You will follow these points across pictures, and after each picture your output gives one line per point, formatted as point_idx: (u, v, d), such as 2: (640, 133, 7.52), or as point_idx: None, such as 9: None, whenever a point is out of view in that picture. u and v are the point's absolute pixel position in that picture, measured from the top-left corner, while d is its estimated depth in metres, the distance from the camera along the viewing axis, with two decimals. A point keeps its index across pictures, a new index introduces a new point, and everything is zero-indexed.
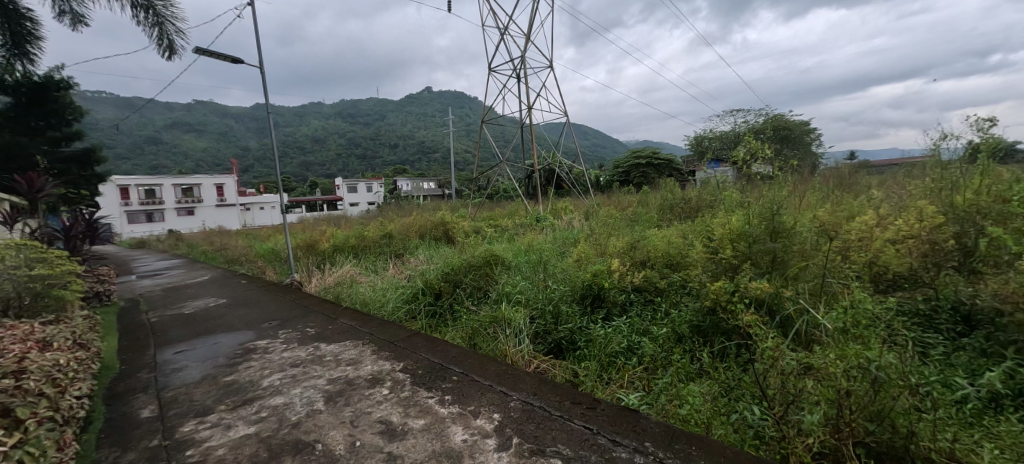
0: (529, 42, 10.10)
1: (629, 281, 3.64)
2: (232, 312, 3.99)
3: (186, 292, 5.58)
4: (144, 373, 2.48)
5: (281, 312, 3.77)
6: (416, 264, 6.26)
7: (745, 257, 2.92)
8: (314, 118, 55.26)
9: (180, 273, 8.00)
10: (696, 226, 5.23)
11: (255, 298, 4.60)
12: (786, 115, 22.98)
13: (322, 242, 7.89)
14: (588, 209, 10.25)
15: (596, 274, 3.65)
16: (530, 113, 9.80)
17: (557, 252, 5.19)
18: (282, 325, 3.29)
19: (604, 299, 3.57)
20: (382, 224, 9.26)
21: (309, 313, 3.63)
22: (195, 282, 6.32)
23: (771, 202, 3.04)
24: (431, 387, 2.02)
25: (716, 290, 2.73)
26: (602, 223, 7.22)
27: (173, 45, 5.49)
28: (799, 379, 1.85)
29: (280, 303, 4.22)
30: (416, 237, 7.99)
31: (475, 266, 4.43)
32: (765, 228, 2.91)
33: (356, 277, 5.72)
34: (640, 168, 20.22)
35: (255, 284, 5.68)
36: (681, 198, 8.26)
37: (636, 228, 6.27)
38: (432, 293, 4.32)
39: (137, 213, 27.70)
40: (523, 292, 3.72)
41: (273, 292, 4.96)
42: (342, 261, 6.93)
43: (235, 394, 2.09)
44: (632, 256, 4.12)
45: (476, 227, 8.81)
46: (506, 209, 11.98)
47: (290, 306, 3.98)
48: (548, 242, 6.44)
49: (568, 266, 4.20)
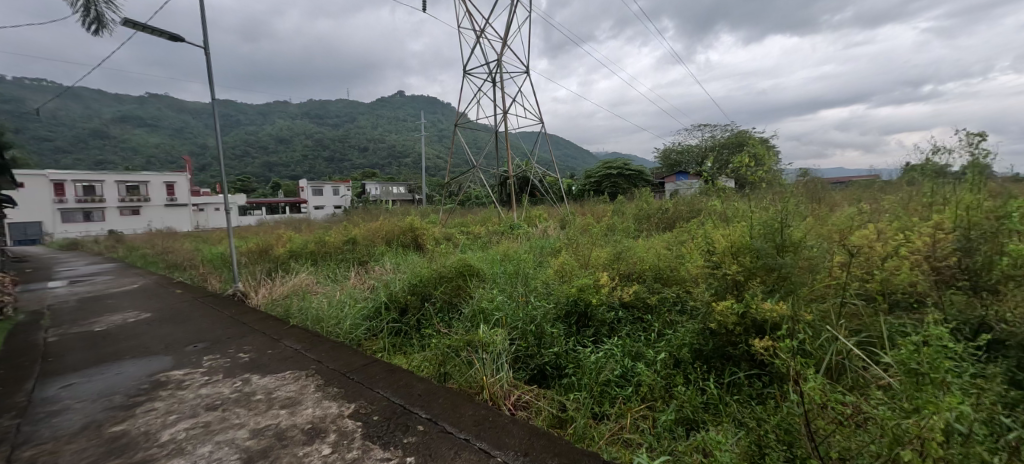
0: (506, 46, 9.79)
1: (618, 297, 3.28)
2: (153, 331, 3.36)
3: (105, 303, 4.79)
4: (5, 420, 1.90)
5: (213, 331, 3.19)
6: (381, 272, 5.72)
7: (749, 273, 2.58)
8: (279, 117, 53.12)
9: (108, 280, 7.08)
10: (681, 237, 4.99)
11: (184, 313, 3.95)
12: (749, 132, 23.84)
13: (277, 248, 7.21)
14: (564, 218, 9.95)
15: (582, 289, 3.27)
16: (505, 117, 9.50)
17: (536, 263, 4.79)
18: (209, 349, 2.73)
19: (591, 317, 3.20)
20: (346, 229, 8.63)
21: (246, 332, 3.08)
22: (120, 292, 5.51)
23: (777, 213, 2.72)
24: (389, 443, 1.57)
25: (722, 311, 2.37)
26: (580, 232, 6.93)
27: (100, 16, 4.79)
28: (855, 438, 1.58)
29: (214, 319, 3.61)
30: (382, 243, 7.44)
31: (446, 279, 3.98)
32: (770, 241, 2.58)
33: (311, 287, 5.13)
34: (612, 178, 20.32)
35: (190, 294, 4.97)
36: (660, 209, 8.06)
37: (617, 237, 6.00)
38: (397, 308, 3.83)
39: (73, 211, 25.15)
40: (500, 307, 3.31)
41: (208, 304, 4.31)
42: (298, 268, 6.29)
43: (118, 455, 1.57)
44: (618, 269, 3.77)
45: (448, 234, 8.34)
46: (479, 215, 11.56)
47: (225, 324, 3.39)
48: (525, 251, 6.04)
49: (550, 280, 3.81)
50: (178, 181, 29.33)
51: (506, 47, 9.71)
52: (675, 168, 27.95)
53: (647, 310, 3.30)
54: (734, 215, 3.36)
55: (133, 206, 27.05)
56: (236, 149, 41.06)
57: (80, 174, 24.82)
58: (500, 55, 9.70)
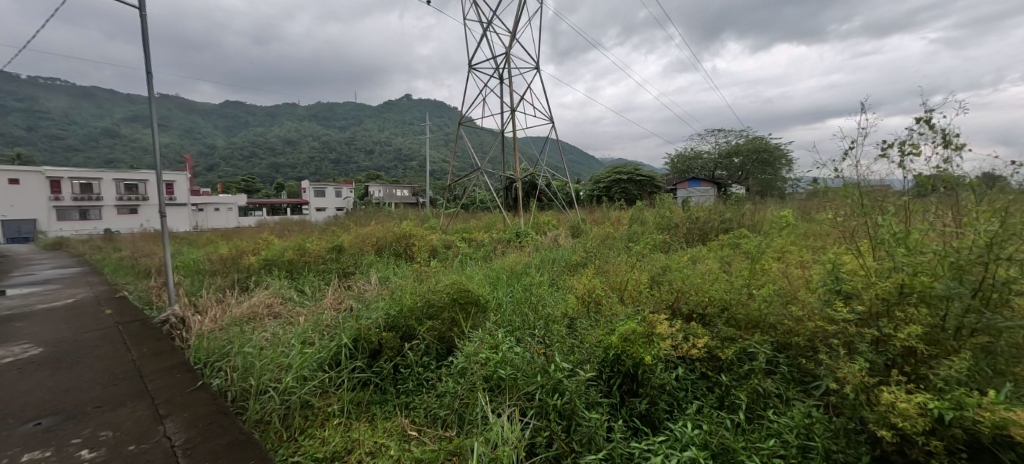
0: (514, 39, 8.84)
1: (677, 348, 2.27)
2: (10, 384, 2.36)
3: (6, 329, 3.74)
4: None
5: (84, 392, 2.17)
6: (364, 288, 4.73)
7: (926, 333, 1.57)
8: (283, 118, 52.42)
9: (51, 291, 6.00)
10: (732, 258, 4.00)
11: (77, 351, 2.89)
12: (765, 139, 22.92)
13: (250, 256, 6.17)
14: (575, 225, 8.92)
15: (627, 338, 2.20)
16: (513, 114, 8.54)
17: (549, 285, 3.76)
18: (48, 435, 1.77)
19: (642, 381, 2.16)
20: (333, 234, 7.61)
21: (127, 398, 2.06)
22: (42, 311, 4.45)
23: (970, 238, 1.66)
24: None
25: (906, 410, 1.37)
26: (598, 244, 5.96)
27: None
28: None
29: (108, 365, 2.57)
30: (372, 251, 6.41)
31: (436, 310, 2.97)
32: (961, 282, 1.57)
33: (274, 308, 4.13)
34: (621, 183, 19.15)
35: (118, 316, 3.93)
36: (688, 216, 7.00)
37: (645, 251, 5.00)
38: (367, 350, 2.83)
39: (69, 209, 22.97)
40: (509, 362, 2.30)
41: (124, 334, 3.25)
42: (269, 282, 5.27)
43: None
44: (667, 300, 2.77)
45: (447, 241, 7.36)
46: (483, 220, 10.52)
47: (113, 376, 2.36)
48: (536, 266, 5.01)
49: (576, 317, 2.79)
50: (178, 180, 26.76)
51: (514, 41, 8.76)
52: (685, 174, 26.81)
53: (717, 368, 2.32)
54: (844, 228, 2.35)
55: (132, 204, 25.03)
56: (240, 149, 40.37)
57: (77, 171, 22.92)
58: (508, 49, 8.74)
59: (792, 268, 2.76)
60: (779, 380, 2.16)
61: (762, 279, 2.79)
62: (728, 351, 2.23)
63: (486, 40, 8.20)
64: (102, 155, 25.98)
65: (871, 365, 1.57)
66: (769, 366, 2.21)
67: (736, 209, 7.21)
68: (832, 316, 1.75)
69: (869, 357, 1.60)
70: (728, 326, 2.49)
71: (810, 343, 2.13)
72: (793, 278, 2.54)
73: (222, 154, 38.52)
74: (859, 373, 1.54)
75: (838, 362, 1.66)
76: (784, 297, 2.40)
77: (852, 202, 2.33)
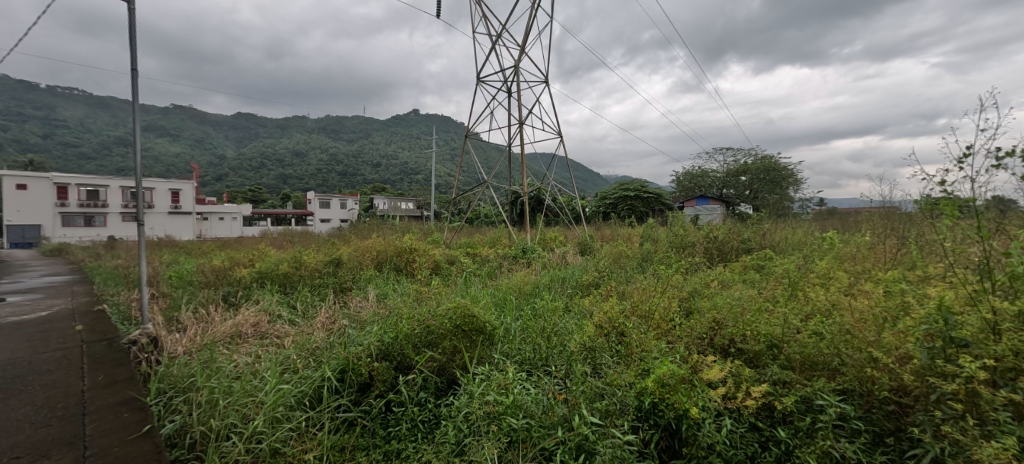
0: (525, 52, 8.53)
1: (725, 396, 1.87)
2: None
3: None
4: None
5: (6, 436, 1.85)
6: (359, 306, 4.33)
7: None
8: (293, 131, 52.84)
9: (29, 302, 5.54)
10: (763, 281, 3.55)
11: (24, 377, 2.50)
12: (775, 158, 22.61)
13: (243, 269, 5.74)
14: (583, 241, 8.54)
15: (663, 385, 1.83)
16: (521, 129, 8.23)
17: (563, 310, 3.34)
18: None
19: (682, 438, 1.79)
20: (333, 247, 7.21)
21: (53, 447, 1.80)
22: (8, 327, 4.02)
23: None
24: None
25: None
26: (610, 263, 5.60)
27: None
28: None
29: (50, 397, 2.21)
30: (372, 266, 6.02)
31: (436, 338, 2.58)
32: None
33: (258, 327, 3.71)
34: (628, 200, 18.78)
35: (86, 333, 3.53)
36: (704, 235, 6.53)
37: (657, 270, 4.58)
38: (356, 384, 2.41)
39: (75, 215, 22.25)
40: (522, 407, 1.97)
41: (83, 357, 2.85)
42: (261, 296, 4.88)
43: None
44: (703, 334, 2.37)
45: (450, 257, 7.00)
46: (489, 235, 10.09)
47: (49, 414, 2.03)
48: (546, 287, 4.61)
49: (597, 350, 2.41)
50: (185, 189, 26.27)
51: (524, 54, 8.43)
52: (693, 192, 26.34)
53: (772, 420, 1.92)
54: (946, 257, 2.03)
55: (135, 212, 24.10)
56: (248, 160, 40.40)
57: (85, 178, 22.13)
58: (518, 63, 8.41)
59: (846, 297, 2.35)
60: (854, 441, 1.76)
61: (812, 308, 2.37)
62: (789, 400, 1.83)
63: (495, 54, 8.10)
64: (116, 164, 24.46)
65: (1016, 446, 1.38)
66: (838, 421, 1.82)
67: (754, 228, 6.78)
68: (948, 371, 1.58)
69: (1012, 431, 1.44)
70: (779, 366, 2.07)
71: (894, 395, 1.76)
72: (856, 312, 2.14)
73: (231, 165, 38.64)
74: (1001, 454, 1.35)
75: (965, 440, 1.46)
76: (844, 333, 2.03)
77: (956, 226, 1.97)
